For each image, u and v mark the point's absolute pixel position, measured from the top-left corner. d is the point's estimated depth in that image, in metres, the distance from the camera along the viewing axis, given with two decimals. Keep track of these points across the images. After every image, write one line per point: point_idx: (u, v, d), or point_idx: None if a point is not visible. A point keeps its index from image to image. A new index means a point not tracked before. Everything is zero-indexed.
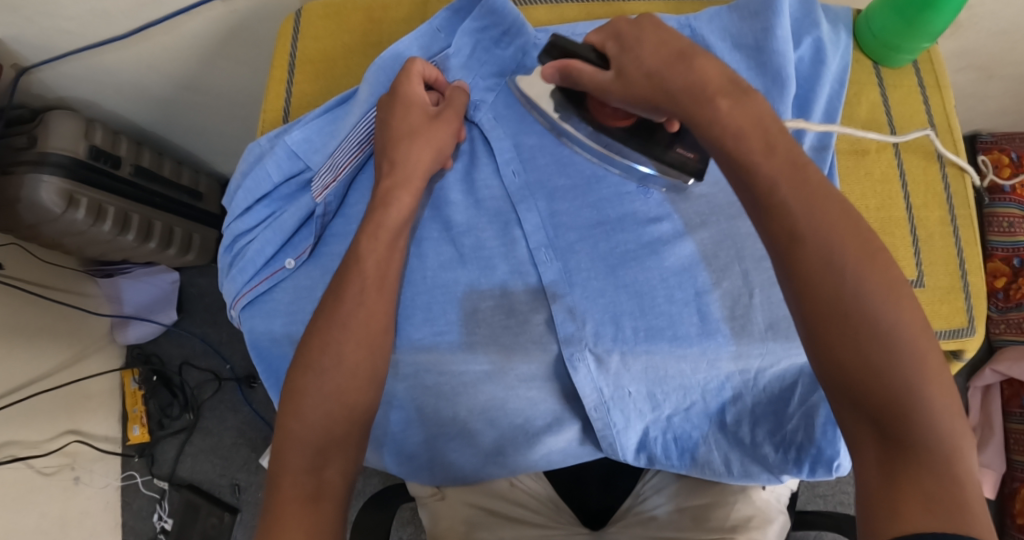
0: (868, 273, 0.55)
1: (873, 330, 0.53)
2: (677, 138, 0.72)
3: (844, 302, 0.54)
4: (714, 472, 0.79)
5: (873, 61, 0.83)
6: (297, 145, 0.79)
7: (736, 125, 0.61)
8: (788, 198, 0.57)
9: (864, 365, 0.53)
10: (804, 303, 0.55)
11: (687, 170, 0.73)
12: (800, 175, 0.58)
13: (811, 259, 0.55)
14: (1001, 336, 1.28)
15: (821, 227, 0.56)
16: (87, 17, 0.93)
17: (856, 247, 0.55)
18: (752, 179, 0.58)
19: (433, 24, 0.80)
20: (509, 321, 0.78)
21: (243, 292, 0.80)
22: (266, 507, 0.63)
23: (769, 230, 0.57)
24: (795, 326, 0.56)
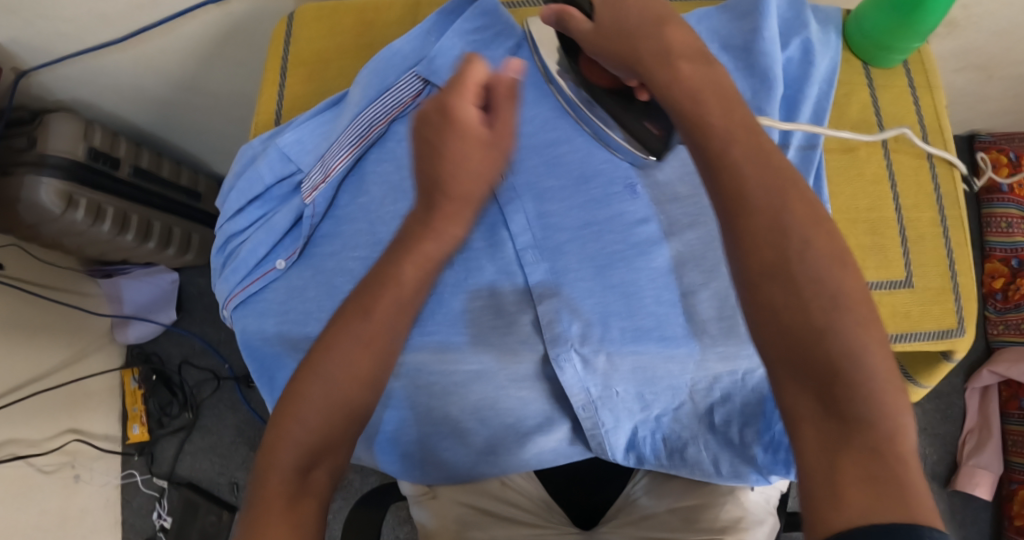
0: (814, 237, 0.55)
1: (816, 295, 0.53)
2: (647, 111, 0.73)
3: (789, 266, 0.54)
4: (703, 473, 0.78)
5: (863, 61, 0.83)
6: (288, 147, 0.80)
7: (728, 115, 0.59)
8: (739, 162, 0.57)
9: (806, 330, 0.53)
10: (749, 265, 0.55)
11: (649, 147, 0.75)
12: (754, 140, 0.58)
13: (758, 222, 0.55)
14: (999, 337, 1.26)
15: (768, 189, 0.56)
16: (84, 20, 0.94)
17: (802, 210, 0.56)
18: (704, 137, 0.59)
19: (425, 27, 0.81)
20: (497, 321, 0.79)
21: (235, 292, 0.80)
22: (251, 502, 0.62)
23: (719, 194, 0.57)
24: (739, 288, 0.56)
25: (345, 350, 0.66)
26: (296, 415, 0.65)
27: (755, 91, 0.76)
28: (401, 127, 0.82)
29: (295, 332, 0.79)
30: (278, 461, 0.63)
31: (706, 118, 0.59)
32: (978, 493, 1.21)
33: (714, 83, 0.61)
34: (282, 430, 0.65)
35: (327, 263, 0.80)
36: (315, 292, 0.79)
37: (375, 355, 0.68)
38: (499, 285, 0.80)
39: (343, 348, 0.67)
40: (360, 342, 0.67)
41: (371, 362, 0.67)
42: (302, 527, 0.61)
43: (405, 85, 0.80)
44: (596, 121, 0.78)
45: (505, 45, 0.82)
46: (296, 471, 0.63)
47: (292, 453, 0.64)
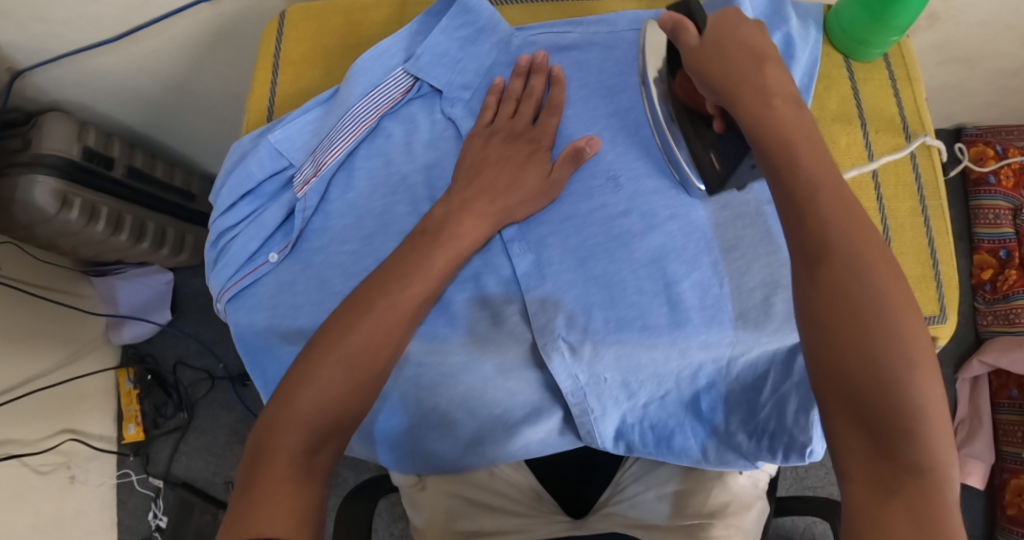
0: (890, 287, 0.58)
1: (886, 340, 0.56)
2: (716, 142, 0.73)
3: (864, 311, 0.57)
4: (691, 459, 0.81)
5: (843, 55, 0.84)
6: (279, 143, 0.79)
7: (812, 169, 0.62)
8: (826, 211, 0.60)
9: (870, 374, 0.56)
10: (819, 308, 0.58)
11: (709, 178, 0.75)
12: (840, 189, 0.61)
13: (839, 267, 0.58)
14: (988, 327, 1.26)
15: (848, 236, 0.59)
16: (78, 22, 0.95)
17: (882, 261, 0.59)
18: (792, 174, 0.62)
19: (412, 27, 0.81)
20: (485, 312, 0.80)
21: (227, 286, 0.79)
22: (251, 482, 0.64)
23: (801, 239, 0.60)
24: (805, 330, 0.59)
25: (357, 337, 0.70)
26: (300, 402, 0.67)
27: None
28: (390, 124, 0.82)
29: (286, 325, 0.79)
30: (284, 443, 0.66)
31: (798, 162, 0.62)
32: (970, 482, 1.21)
33: None
34: (290, 414, 0.67)
35: (317, 257, 0.80)
36: (306, 287, 0.79)
37: (375, 348, 0.71)
38: (483, 275, 0.80)
39: (348, 336, 0.70)
40: (364, 330, 0.71)
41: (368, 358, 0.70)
42: (307, 511, 0.64)
43: (394, 83, 0.81)
44: (669, 135, 0.76)
45: (490, 41, 0.82)
46: (301, 455, 0.66)
47: (298, 434, 0.66)
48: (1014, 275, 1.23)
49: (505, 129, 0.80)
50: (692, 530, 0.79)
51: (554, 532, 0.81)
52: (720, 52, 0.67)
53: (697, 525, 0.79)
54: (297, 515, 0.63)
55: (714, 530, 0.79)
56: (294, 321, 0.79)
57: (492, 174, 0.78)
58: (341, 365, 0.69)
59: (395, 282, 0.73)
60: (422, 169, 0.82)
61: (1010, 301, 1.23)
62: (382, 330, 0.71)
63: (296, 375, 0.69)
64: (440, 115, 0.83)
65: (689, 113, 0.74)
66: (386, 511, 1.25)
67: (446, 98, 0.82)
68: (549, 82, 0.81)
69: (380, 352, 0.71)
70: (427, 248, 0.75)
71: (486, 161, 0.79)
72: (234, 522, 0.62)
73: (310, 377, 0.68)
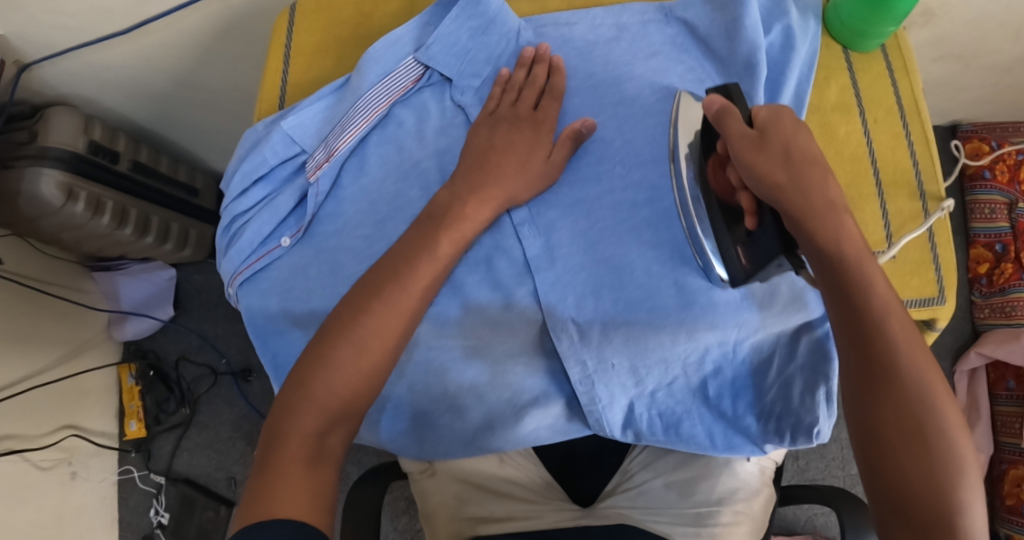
0: (948, 410, 0.62)
1: (942, 455, 0.60)
2: (747, 239, 0.71)
3: (923, 427, 0.61)
4: (699, 446, 0.80)
5: (842, 46, 0.84)
6: (292, 129, 0.79)
7: (881, 296, 0.63)
8: (894, 334, 0.62)
9: (927, 489, 0.60)
10: (879, 426, 0.62)
11: (734, 272, 0.73)
12: (906, 316, 0.63)
13: (902, 387, 0.62)
14: (985, 320, 1.28)
15: (915, 363, 0.62)
16: (87, 14, 0.96)
17: (941, 379, 0.62)
18: (866, 301, 0.63)
19: (422, 18, 0.81)
20: (495, 290, 0.81)
21: (240, 270, 0.80)
22: (266, 463, 0.65)
23: (868, 359, 0.63)
24: (860, 442, 0.63)
25: (367, 321, 0.71)
26: (314, 385, 0.68)
27: (740, 78, 0.77)
28: (401, 112, 0.83)
29: (298, 308, 0.79)
30: (297, 427, 0.66)
31: (870, 287, 0.63)
32: None
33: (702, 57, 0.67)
34: (303, 397, 0.68)
35: (330, 241, 0.80)
36: (318, 271, 0.80)
37: (387, 330, 0.71)
38: (494, 258, 0.81)
39: (359, 324, 0.70)
40: (375, 312, 0.71)
41: (381, 344, 0.71)
42: (319, 494, 0.65)
43: (405, 71, 0.81)
44: (697, 224, 0.74)
45: (500, 31, 0.82)
46: (312, 438, 0.66)
47: (311, 417, 0.67)
48: (1010, 268, 1.25)
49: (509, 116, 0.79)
50: (701, 518, 0.81)
51: (564, 518, 0.82)
52: (785, 153, 0.66)
53: (705, 513, 0.81)
54: (309, 495, 0.64)
55: (722, 518, 0.81)
56: (307, 304, 0.79)
57: (500, 160, 0.77)
58: (352, 349, 0.69)
59: (407, 265, 0.73)
60: (434, 154, 0.82)
61: (1007, 294, 1.25)
62: (393, 313, 0.72)
63: (310, 361, 0.69)
64: (450, 102, 0.83)
65: (722, 205, 0.73)
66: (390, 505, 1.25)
67: (456, 86, 0.82)
68: (549, 72, 0.81)
69: (389, 335, 0.71)
70: (442, 234, 0.75)
71: (493, 148, 0.78)
72: (252, 500, 0.63)
73: (323, 361, 0.69)
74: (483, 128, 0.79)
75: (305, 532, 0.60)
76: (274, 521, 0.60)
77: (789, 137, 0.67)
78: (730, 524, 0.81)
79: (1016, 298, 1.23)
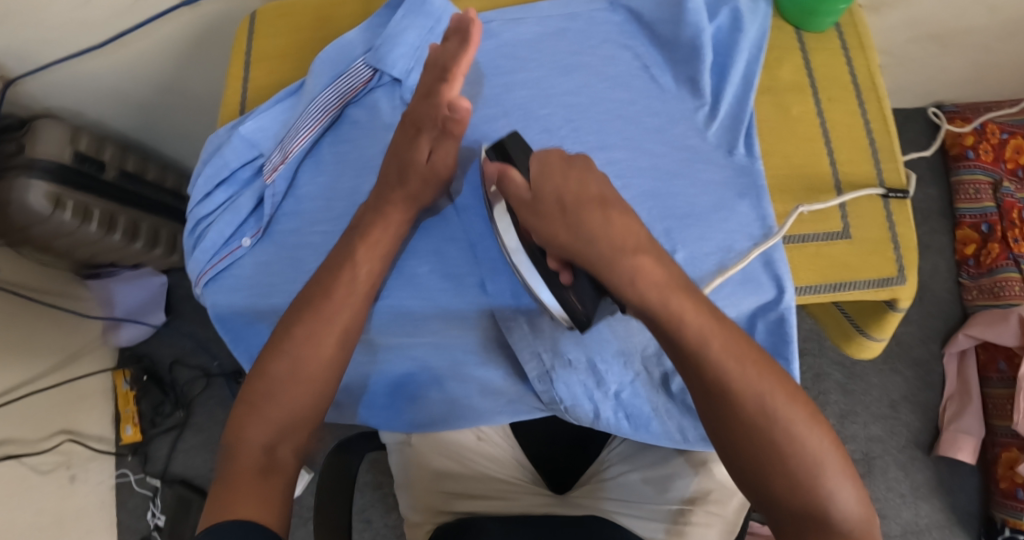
0: (792, 414, 0.63)
1: (796, 463, 0.62)
2: (570, 287, 0.70)
3: (767, 442, 0.63)
4: (673, 441, 0.78)
5: (794, 27, 0.84)
6: (251, 134, 0.80)
7: (696, 318, 0.65)
8: (716, 357, 0.64)
9: (795, 495, 0.62)
10: (733, 449, 0.64)
11: (573, 315, 0.71)
12: (727, 327, 0.65)
13: (736, 407, 0.64)
14: (974, 302, 1.27)
15: (745, 379, 0.64)
16: (67, 27, 0.98)
17: (775, 386, 0.64)
18: (681, 332, 0.64)
19: (373, 20, 0.81)
20: (448, 283, 0.78)
21: (204, 270, 0.79)
22: (221, 475, 0.67)
23: (702, 386, 0.65)
24: (727, 467, 0.65)
25: (299, 330, 0.72)
26: (258, 399, 0.70)
27: (688, 62, 0.78)
28: (355, 112, 0.82)
29: (261, 304, 0.79)
30: (246, 438, 0.69)
31: (681, 315, 0.65)
32: (962, 458, 1.21)
33: (581, 206, 0.66)
34: (250, 411, 0.70)
35: (290, 238, 0.80)
36: (279, 266, 0.79)
37: (322, 341, 0.72)
38: (444, 248, 0.79)
39: (292, 336, 0.72)
40: (309, 326, 0.72)
41: (331, 349, 0.72)
42: (272, 497, 0.66)
43: (355, 73, 0.79)
44: (526, 273, 0.71)
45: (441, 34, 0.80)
46: (262, 449, 0.69)
47: (259, 429, 0.69)
48: (997, 248, 1.25)
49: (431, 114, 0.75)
50: (673, 515, 0.79)
51: (538, 504, 0.81)
52: (562, 209, 0.66)
53: (677, 511, 0.78)
54: (260, 503, 0.65)
55: (694, 517, 0.78)
56: (276, 301, 0.78)
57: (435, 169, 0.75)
58: (286, 360, 0.71)
59: (334, 274, 0.74)
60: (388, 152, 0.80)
61: (996, 275, 1.25)
62: (328, 324, 0.72)
63: (255, 375, 0.71)
64: (400, 101, 0.81)
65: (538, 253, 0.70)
66: (379, 502, 1.26)
67: (406, 86, 0.80)
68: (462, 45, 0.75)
69: (320, 342, 0.72)
70: (357, 242, 0.74)
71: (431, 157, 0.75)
72: (208, 507, 0.65)
73: (264, 375, 0.71)
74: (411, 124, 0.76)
75: (251, 533, 0.61)
76: (222, 523, 0.62)
77: (558, 187, 0.67)
78: (702, 524, 0.78)
79: (1006, 278, 1.23)
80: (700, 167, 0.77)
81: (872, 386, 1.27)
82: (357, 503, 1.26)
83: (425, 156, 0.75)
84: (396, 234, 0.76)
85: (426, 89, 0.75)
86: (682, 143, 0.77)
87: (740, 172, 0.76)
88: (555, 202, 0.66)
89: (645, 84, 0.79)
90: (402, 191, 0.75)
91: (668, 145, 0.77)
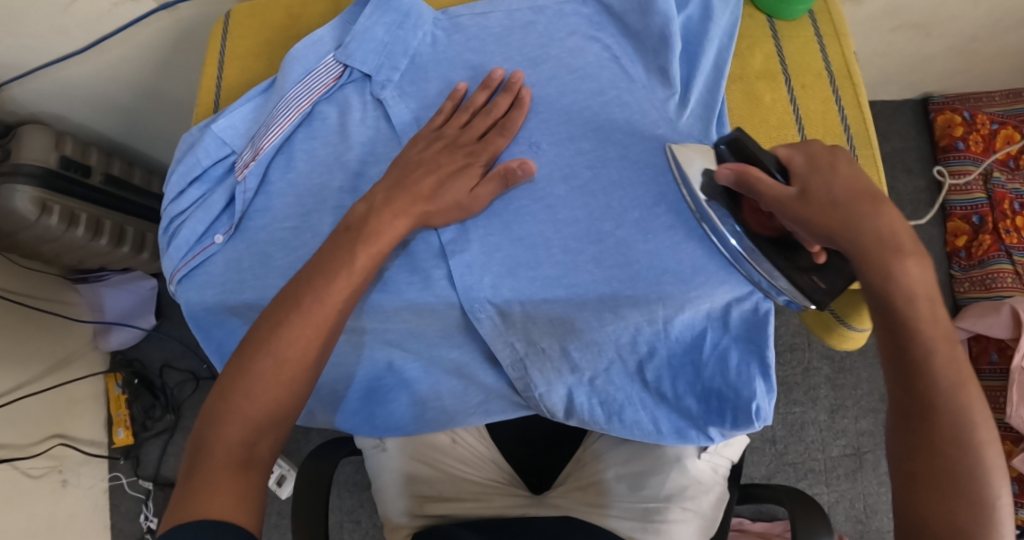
0: (988, 459, 0.62)
1: (971, 501, 0.62)
2: (817, 268, 0.70)
3: (955, 478, 0.62)
4: (644, 432, 0.77)
5: (767, 15, 0.83)
6: (223, 131, 0.80)
7: (933, 334, 0.64)
8: (939, 374, 0.64)
9: (954, 532, 0.62)
10: (913, 463, 0.64)
11: (815, 297, 0.70)
12: (955, 352, 0.64)
13: (941, 433, 0.63)
14: (965, 294, 1.26)
15: (957, 407, 0.63)
16: (46, 34, 0.98)
17: (987, 426, 0.63)
18: (913, 338, 0.65)
19: (344, 17, 0.81)
20: (413, 277, 0.77)
21: (179, 266, 0.80)
22: (194, 472, 0.66)
23: (910, 397, 0.65)
24: (895, 479, 0.66)
25: (286, 332, 0.69)
26: (236, 396, 0.68)
27: (656, 51, 0.76)
28: (326, 109, 0.81)
29: (233, 300, 0.79)
30: (221, 435, 0.67)
31: (920, 323, 0.65)
32: None
33: (850, 190, 0.67)
34: (229, 407, 0.68)
35: (260, 235, 0.80)
36: (249, 263, 0.79)
37: (305, 340, 0.70)
38: (412, 242, 0.78)
39: (277, 334, 0.69)
40: (293, 324, 0.70)
41: (299, 353, 0.69)
42: (248, 496, 0.65)
43: (325, 70, 0.80)
44: (749, 262, 0.71)
45: (413, 29, 0.79)
46: (240, 445, 0.67)
47: (237, 427, 0.67)
48: (989, 239, 1.24)
49: (451, 136, 0.77)
50: (649, 513, 0.79)
51: (513, 504, 0.81)
52: (832, 204, 0.67)
53: (653, 509, 0.79)
54: (235, 499, 0.65)
55: (671, 514, 0.79)
56: (246, 297, 0.78)
57: (419, 177, 0.75)
58: (269, 358, 0.69)
59: (321, 277, 0.71)
60: (358, 149, 0.80)
61: (986, 267, 1.24)
62: (311, 324, 0.70)
63: (233, 371, 0.69)
64: (371, 97, 0.81)
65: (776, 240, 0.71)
66: (367, 502, 1.26)
67: (377, 81, 0.80)
68: (514, 103, 0.78)
69: (310, 345, 0.70)
70: (350, 245, 0.72)
71: (419, 164, 0.76)
72: (175, 506, 0.64)
73: (246, 371, 0.68)
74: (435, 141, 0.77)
75: (228, 533, 0.61)
76: (195, 522, 0.61)
77: (829, 185, 0.67)
78: (679, 521, 0.78)
79: (998, 270, 1.23)
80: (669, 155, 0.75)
81: (862, 380, 1.28)
82: (346, 504, 1.26)
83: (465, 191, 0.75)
84: (390, 245, 0.73)
85: (467, 141, 0.77)
86: (650, 133, 0.76)
87: None
88: (830, 205, 0.67)
89: (613, 75, 0.78)
90: (386, 198, 0.74)
91: (636, 135, 0.76)
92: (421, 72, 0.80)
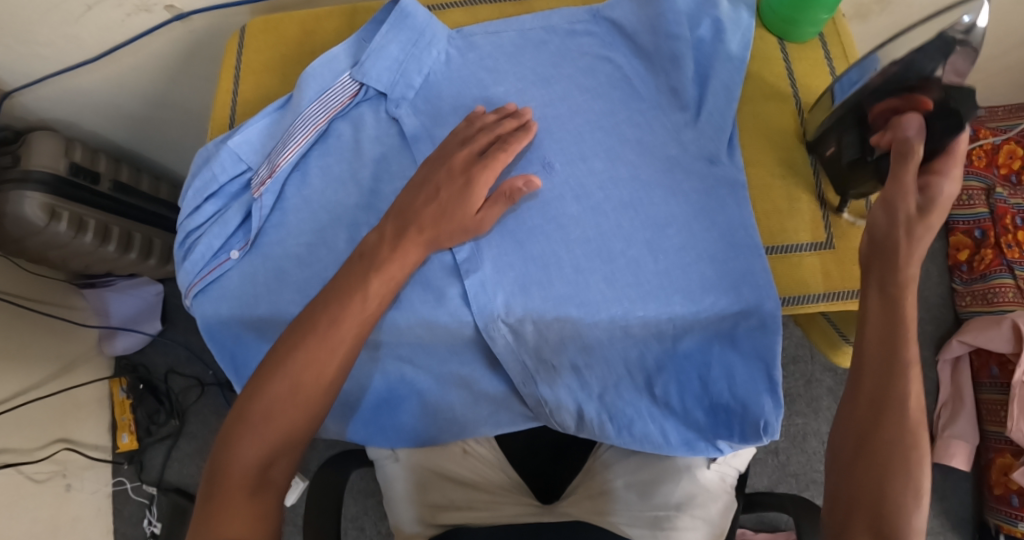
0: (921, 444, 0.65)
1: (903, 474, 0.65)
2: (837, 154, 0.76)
3: (906, 453, 0.65)
4: (653, 444, 0.77)
5: (777, 37, 0.84)
6: (238, 147, 0.80)
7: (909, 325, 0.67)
8: (909, 361, 0.66)
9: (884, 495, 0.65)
10: (863, 430, 0.67)
11: (819, 147, 0.77)
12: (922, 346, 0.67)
13: (902, 409, 0.66)
14: (968, 308, 1.29)
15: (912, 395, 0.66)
16: (60, 42, 0.98)
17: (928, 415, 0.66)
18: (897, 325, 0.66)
19: (359, 35, 0.81)
20: (427, 294, 0.78)
21: (194, 281, 0.80)
22: (209, 492, 0.67)
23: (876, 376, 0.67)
24: (842, 443, 0.68)
25: (300, 355, 0.70)
26: (253, 416, 0.69)
27: (667, 72, 0.78)
28: (341, 126, 0.82)
29: (249, 315, 0.80)
30: (235, 459, 0.68)
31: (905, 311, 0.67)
32: (955, 464, 1.21)
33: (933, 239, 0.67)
34: (247, 430, 0.68)
35: (275, 250, 0.80)
36: (266, 278, 0.80)
37: (320, 362, 0.70)
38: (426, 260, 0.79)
39: (293, 355, 0.70)
40: (308, 347, 0.70)
41: (314, 379, 0.70)
42: (263, 518, 0.67)
43: (342, 87, 0.80)
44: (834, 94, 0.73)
45: (428, 49, 0.80)
46: (256, 467, 0.68)
47: (253, 449, 0.68)
48: (990, 254, 1.26)
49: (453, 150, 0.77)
50: (658, 521, 0.80)
51: (523, 513, 0.81)
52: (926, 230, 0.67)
53: (662, 517, 0.80)
54: (252, 523, 0.67)
55: (681, 522, 0.80)
56: (263, 311, 0.80)
57: (430, 195, 0.75)
58: (286, 381, 0.69)
59: (336, 301, 0.72)
60: (371, 165, 0.81)
61: (989, 281, 1.26)
62: (326, 346, 0.70)
63: (251, 389, 0.70)
64: (385, 115, 0.81)
65: (840, 128, 0.73)
66: (372, 510, 1.26)
67: (392, 99, 0.81)
68: (519, 128, 0.77)
69: (326, 366, 0.70)
70: (366, 268, 0.73)
71: (422, 186, 0.76)
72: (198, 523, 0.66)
73: (262, 392, 0.69)
74: (439, 164, 0.77)
75: None
76: None
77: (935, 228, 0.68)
78: (687, 528, 0.79)
79: (999, 284, 1.24)
80: (679, 176, 0.76)
81: None
82: (351, 511, 1.27)
83: (475, 208, 0.75)
84: (406, 261, 0.74)
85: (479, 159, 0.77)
86: (660, 153, 0.77)
87: (720, 182, 0.76)
88: (921, 231, 0.67)
89: (625, 96, 0.79)
90: (399, 217, 0.75)
91: (647, 155, 0.77)
92: (435, 90, 0.81)
